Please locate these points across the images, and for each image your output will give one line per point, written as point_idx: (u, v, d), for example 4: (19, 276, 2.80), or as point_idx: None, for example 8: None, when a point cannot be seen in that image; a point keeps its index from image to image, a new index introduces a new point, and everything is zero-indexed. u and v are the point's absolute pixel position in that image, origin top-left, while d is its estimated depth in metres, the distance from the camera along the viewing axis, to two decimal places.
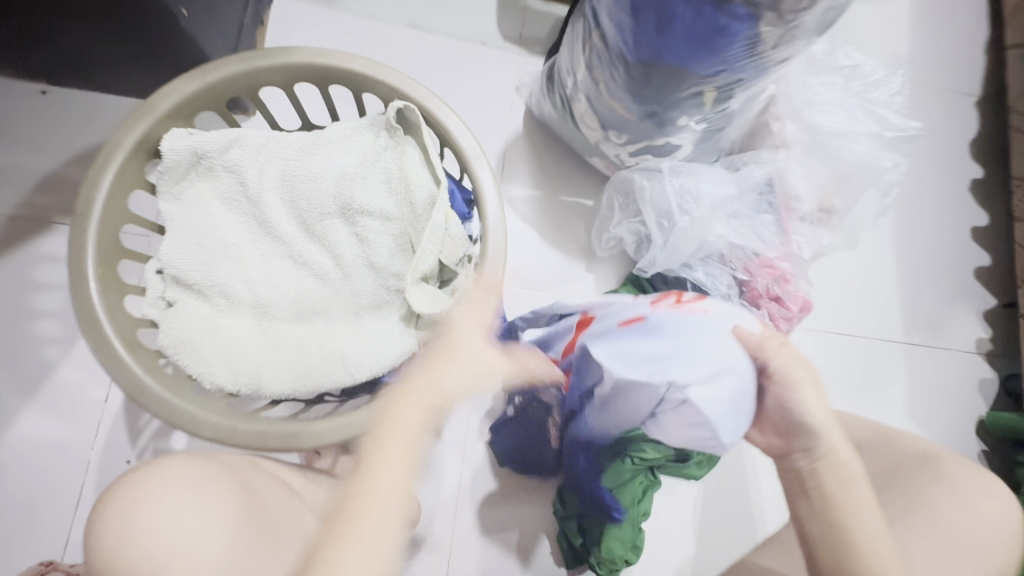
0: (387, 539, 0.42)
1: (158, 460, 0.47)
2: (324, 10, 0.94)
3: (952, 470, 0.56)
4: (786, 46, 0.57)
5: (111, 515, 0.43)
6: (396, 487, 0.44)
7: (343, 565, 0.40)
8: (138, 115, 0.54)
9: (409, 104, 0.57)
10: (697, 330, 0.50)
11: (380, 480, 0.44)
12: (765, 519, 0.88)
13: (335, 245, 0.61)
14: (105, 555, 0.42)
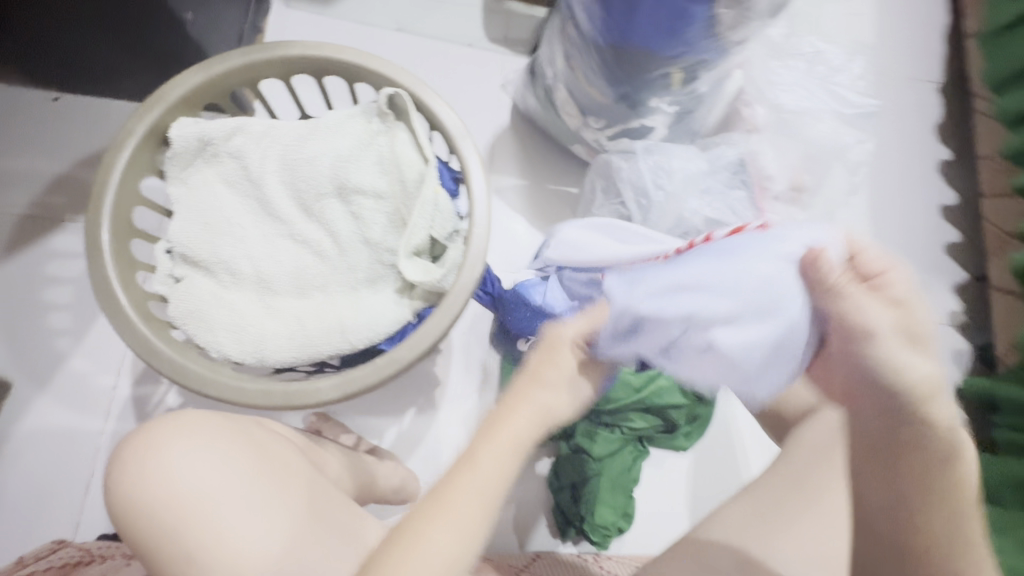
0: (471, 531, 0.43)
1: (169, 414, 0.49)
2: (318, 17, 1.00)
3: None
4: (741, 29, 0.62)
5: (129, 461, 0.46)
6: (492, 489, 0.45)
7: (432, 543, 0.42)
8: (149, 105, 0.58)
9: (399, 90, 0.62)
10: (740, 259, 0.44)
11: (486, 468, 0.45)
12: (749, 464, 0.90)
13: (332, 224, 0.65)
14: (124, 496, 0.45)
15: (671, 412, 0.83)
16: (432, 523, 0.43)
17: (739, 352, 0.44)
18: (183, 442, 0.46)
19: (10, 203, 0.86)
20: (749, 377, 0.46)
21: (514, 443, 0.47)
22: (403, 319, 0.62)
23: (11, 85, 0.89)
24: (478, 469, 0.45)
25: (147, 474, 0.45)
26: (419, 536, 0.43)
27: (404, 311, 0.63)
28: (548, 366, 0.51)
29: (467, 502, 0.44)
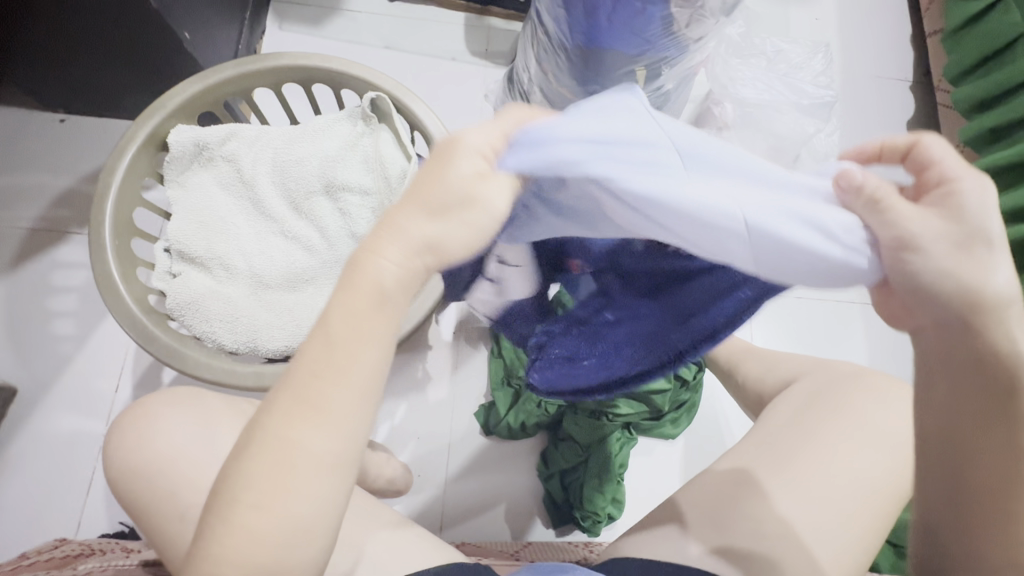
0: (352, 418, 0.33)
1: (169, 390, 0.53)
2: (311, 38, 1.06)
3: (879, 382, 0.58)
4: (698, 26, 0.67)
5: (133, 430, 0.50)
6: (369, 366, 0.34)
7: (301, 435, 0.32)
8: (148, 113, 0.63)
9: (381, 94, 0.66)
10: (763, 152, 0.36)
11: (352, 361, 0.33)
12: (731, 427, 0.93)
13: (321, 220, 0.69)
14: (129, 462, 0.49)
15: (655, 398, 0.82)
16: (293, 425, 0.33)
17: (755, 213, 0.31)
18: (183, 412, 0.50)
19: (20, 218, 0.90)
20: (755, 246, 0.31)
21: (381, 325, 0.34)
22: None
23: (23, 109, 0.95)
24: (341, 362, 0.33)
25: (153, 441, 0.49)
26: (281, 445, 0.32)
27: None
28: (435, 185, 0.33)
29: (335, 400, 0.33)
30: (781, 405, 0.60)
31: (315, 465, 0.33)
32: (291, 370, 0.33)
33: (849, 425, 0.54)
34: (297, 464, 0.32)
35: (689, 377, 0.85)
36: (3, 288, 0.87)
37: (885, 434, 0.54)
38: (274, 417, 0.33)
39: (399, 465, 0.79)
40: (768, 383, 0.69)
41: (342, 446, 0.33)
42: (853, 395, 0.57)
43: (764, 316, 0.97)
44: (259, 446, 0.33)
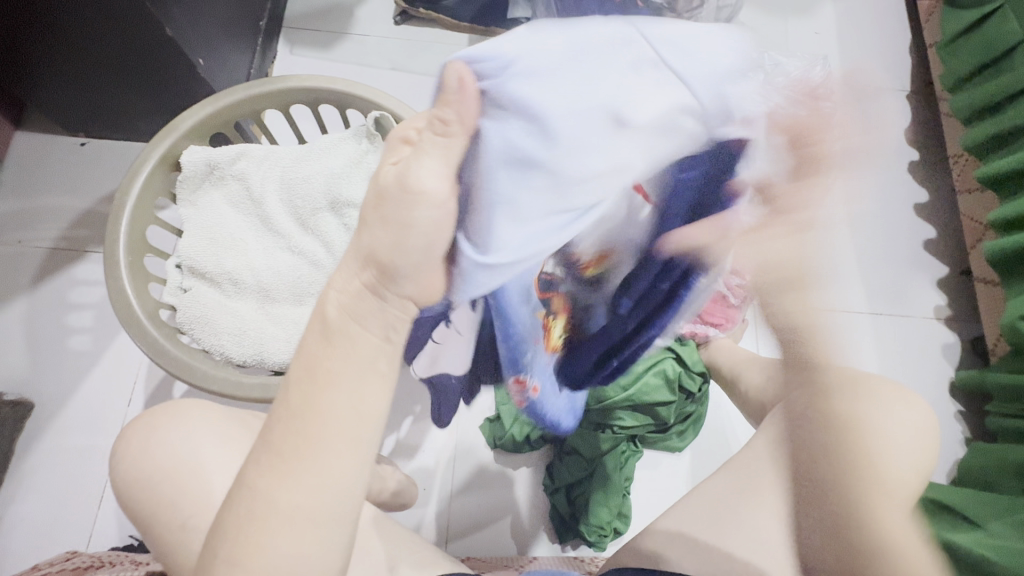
0: (336, 470, 0.35)
1: (175, 401, 0.54)
2: (320, 62, 1.10)
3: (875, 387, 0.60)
4: None
5: (141, 442, 0.51)
6: (347, 416, 0.35)
7: (282, 492, 0.34)
8: (163, 135, 0.65)
9: (385, 113, 0.69)
10: None
11: (321, 399, 0.35)
12: (736, 433, 0.92)
13: (327, 235, 0.71)
14: (137, 472, 0.50)
15: (660, 409, 0.83)
16: (274, 482, 0.34)
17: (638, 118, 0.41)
18: (190, 424, 0.52)
19: (41, 237, 0.94)
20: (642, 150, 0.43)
21: (344, 364, 0.36)
22: None
23: (47, 134, 0.99)
24: (311, 402, 0.35)
25: (160, 451, 0.50)
26: (260, 499, 0.34)
27: None
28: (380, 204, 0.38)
29: (314, 453, 0.35)
30: (783, 411, 0.62)
31: (306, 498, 0.34)
32: (264, 422, 0.36)
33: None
34: (285, 497, 0.34)
35: (694, 389, 0.84)
36: (23, 305, 0.90)
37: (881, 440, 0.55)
38: (260, 458, 0.35)
39: (404, 478, 0.79)
40: (768, 392, 0.69)
41: (326, 497, 0.35)
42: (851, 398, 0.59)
43: (767, 326, 0.97)
44: (248, 486, 0.35)
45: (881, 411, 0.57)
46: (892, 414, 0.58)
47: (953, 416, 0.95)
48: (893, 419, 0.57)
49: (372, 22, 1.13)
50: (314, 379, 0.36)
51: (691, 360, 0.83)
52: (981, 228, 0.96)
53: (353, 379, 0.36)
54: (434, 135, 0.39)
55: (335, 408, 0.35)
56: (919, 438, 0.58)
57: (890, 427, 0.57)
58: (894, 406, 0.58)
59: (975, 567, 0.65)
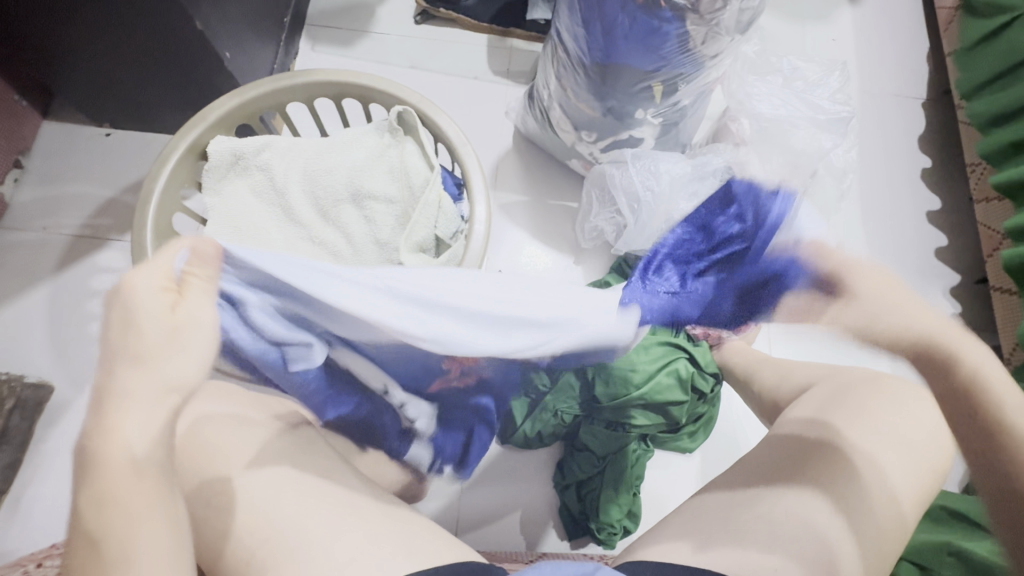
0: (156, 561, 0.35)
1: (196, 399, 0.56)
2: (341, 59, 1.11)
3: (893, 386, 0.61)
4: (713, 43, 0.69)
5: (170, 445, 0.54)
6: (136, 512, 0.35)
7: None
8: (191, 124, 0.66)
9: (408, 107, 0.70)
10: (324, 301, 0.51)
11: (121, 388, 0.36)
12: (747, 435, 0.92)
13: (347, 226, 0.72)
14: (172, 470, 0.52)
15: (671, 409, 0.81)
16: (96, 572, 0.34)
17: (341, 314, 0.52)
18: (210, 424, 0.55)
19: (65, 225, 0.96)
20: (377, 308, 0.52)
21: (158, 372, 0.37)
22: None
23: (73, 124, 1.01)
24: (116, 391, 0.36)
25: None
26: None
27: None
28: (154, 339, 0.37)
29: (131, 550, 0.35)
30: (799, 408, 0.63)
31: (136, 470, 0.36)
32: (73, 526, 0.35)
33: (864, 426, 0.57)
34: (117, 474, 0.35)
35: (707, 389, 0.83)
36: (46, 290, 0.92)
37: (897, 438, 0.56)
38: (89, 438, 0.36)
39: None
40: (781, 395, 0.70)
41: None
42: (866, 397, 0.60)
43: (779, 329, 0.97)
44: (85, 463, 0.35)
45: (899, 411, 0.58)
46: (909, 414, 0.58)
47: None
48: (912, 418, 0.58)
49: (393, 21, 1.14)
50: (94, 486, 0.35)
51: (703, 361, 0.83)
52: (997, 237, 0.96)
53: (126, 408, 0.36)
54: (207, 281, 0.42)
55: (115, 422, 0.36)
56: (940, 440, 0.58)
57: (909, 427, 0.57)
58: (914, 406, 0.59)
59: None
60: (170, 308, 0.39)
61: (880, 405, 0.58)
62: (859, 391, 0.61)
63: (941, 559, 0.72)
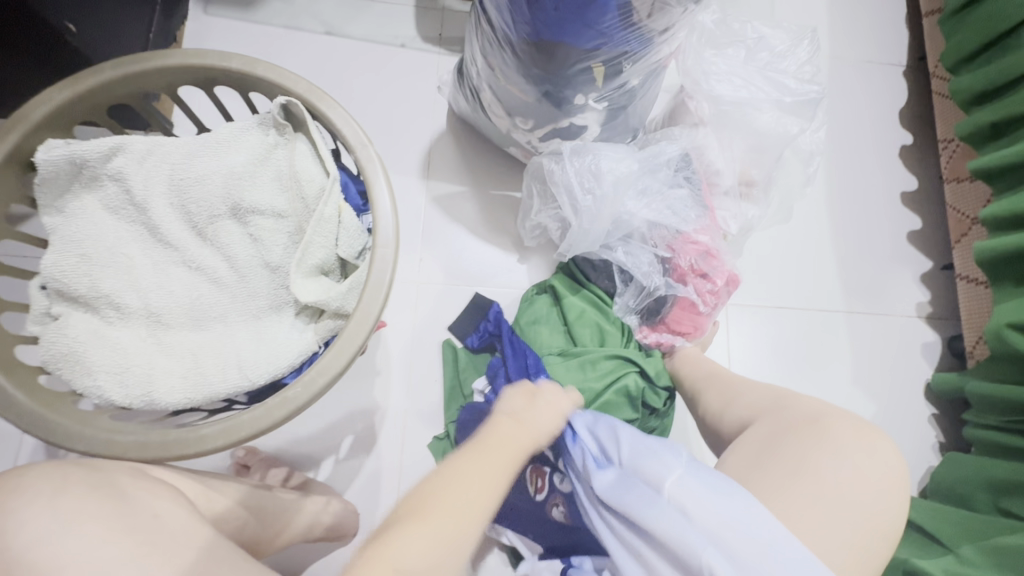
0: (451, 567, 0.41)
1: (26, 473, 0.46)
2: (241, 24, 0.94)
3: (835, 431, 0.54)
4: (662, 15, 0.57)
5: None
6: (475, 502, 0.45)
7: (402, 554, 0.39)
8: (8, 127, 0.52)
9: (292, 99, 0.57)
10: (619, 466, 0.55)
11: (510, 442, 0.52)
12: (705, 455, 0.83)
13: (228, 247, 0.59)
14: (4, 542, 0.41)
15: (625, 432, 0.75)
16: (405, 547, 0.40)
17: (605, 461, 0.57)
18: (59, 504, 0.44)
19: None
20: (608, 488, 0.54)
21: (516, 447, 0.52)
22: (308, 350, 0.58)
23: None
24: (504, 441, 0.52)
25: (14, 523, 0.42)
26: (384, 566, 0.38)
27: (309, 340, 0.58)
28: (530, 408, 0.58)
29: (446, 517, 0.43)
30: (733, 459, 0.57)
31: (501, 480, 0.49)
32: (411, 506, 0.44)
33: (805, 489, 0.50)
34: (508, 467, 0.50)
35: (658, 404, 0.76)
36: None
37: (847, 493, 0.50)
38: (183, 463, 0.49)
39: (341, 507, 0.74)
40: (726, 422, 0.66)
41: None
42: (808, 449, 0.53)
43: (737, 328, 0.91)
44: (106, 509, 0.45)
45: (843, 463, 0.51)
46: (855, 460, 0.52)
47: (929, 420, 0.91)
48: (861, 473, 0.51)
49: None
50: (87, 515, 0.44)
51: (655, 372, 0.77)
52: (968, 222, 0.91)
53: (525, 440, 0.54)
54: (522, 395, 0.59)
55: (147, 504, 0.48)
56: (889, 493, 0.51)
57: (855, 476, 0.51)
58: (860, 456, 0.52)
59: None
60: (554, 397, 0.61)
61: (822, 458, 0.52)
62: (798, 435, 0.55)
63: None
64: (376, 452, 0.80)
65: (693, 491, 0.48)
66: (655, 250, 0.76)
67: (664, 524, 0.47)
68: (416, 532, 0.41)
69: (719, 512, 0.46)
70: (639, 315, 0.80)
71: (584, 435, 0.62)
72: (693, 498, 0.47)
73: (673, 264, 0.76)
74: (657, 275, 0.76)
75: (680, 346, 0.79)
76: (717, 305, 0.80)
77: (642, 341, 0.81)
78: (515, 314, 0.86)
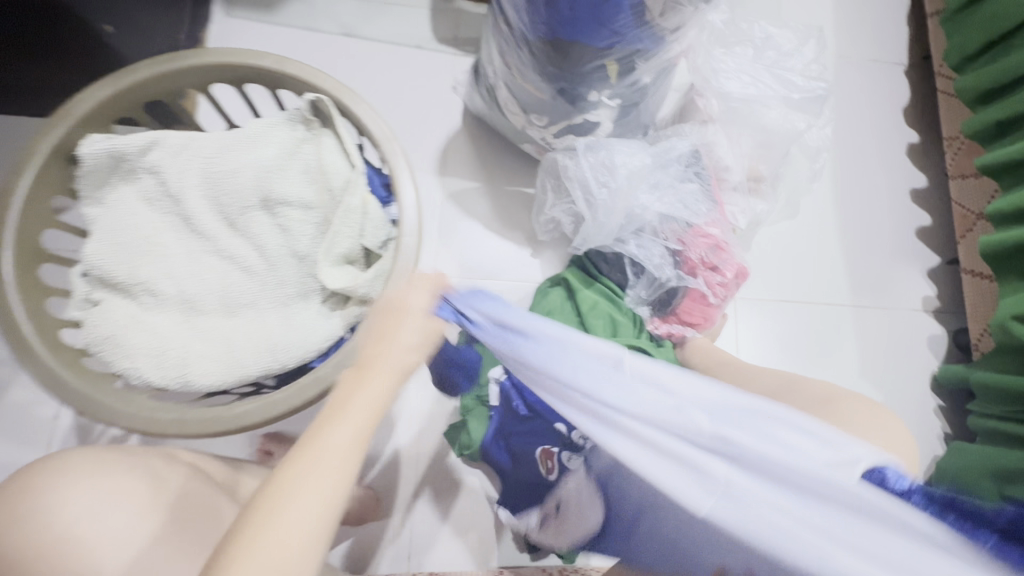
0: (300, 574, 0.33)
1: (57, 457, 0.47)
2: (263, 26, 0.97)
3: (848, 412, 0.56)
4: (674, 14, 0.59)
5: (28, 488, 0.44)
6: (317, 490, 0.35)
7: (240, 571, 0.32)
8: (54, 122, 0.55)
9: (321, 95, 0.59)
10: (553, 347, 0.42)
11: (369, 393, 0.40)
12: None
13: (259, 236, 0.62)
14: (41, 525, 0.42)
15: None
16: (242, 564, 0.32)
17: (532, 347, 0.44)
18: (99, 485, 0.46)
19: None
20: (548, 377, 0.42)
21: (376, 399, 0.40)
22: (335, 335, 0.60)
23: None
24: (361, 393, 0.40)
25: (53, 507, 0.43)
26: None
27: (337, 326, 0.61)
28: (390, 334, 0.43)
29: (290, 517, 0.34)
30: None
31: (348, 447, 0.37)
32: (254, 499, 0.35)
33: None
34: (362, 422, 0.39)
35: None
36: None
37: None
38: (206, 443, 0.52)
39: (362, 492, 0.76)
40: None
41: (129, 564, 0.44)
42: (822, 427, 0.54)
43: (746, 320, 0.93)
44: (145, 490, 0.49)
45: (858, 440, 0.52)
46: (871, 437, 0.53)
47: (934, 411, 0.93)
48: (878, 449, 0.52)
49: None
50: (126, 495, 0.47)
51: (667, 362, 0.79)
52: (973, 217, 0.93)
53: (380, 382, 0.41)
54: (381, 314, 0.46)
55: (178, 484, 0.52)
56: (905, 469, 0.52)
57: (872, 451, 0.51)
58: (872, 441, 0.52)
59: None
60: (421, 323, 0.44)
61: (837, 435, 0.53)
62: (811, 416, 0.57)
63: None
64: (394, 439, 0.83)
65: (654, 365, 0.38)
66: (665, 243, 0.78)
67: (650, 401, 0.35)
68: (252, 543, 0.33)
69: (697, 387, 0.36)
70: (651, 306, 0.82)
71: (481, 319, 0.47)
72: (661, 372, 0.37)
73: (684, 257, 0.78)
74: (668, 267, 0.78)
75: (690, 337, 0.82)
76: (727, 297, 0.82)
77: (654, 331, 0.83)
78: (530, 306, 0.88)
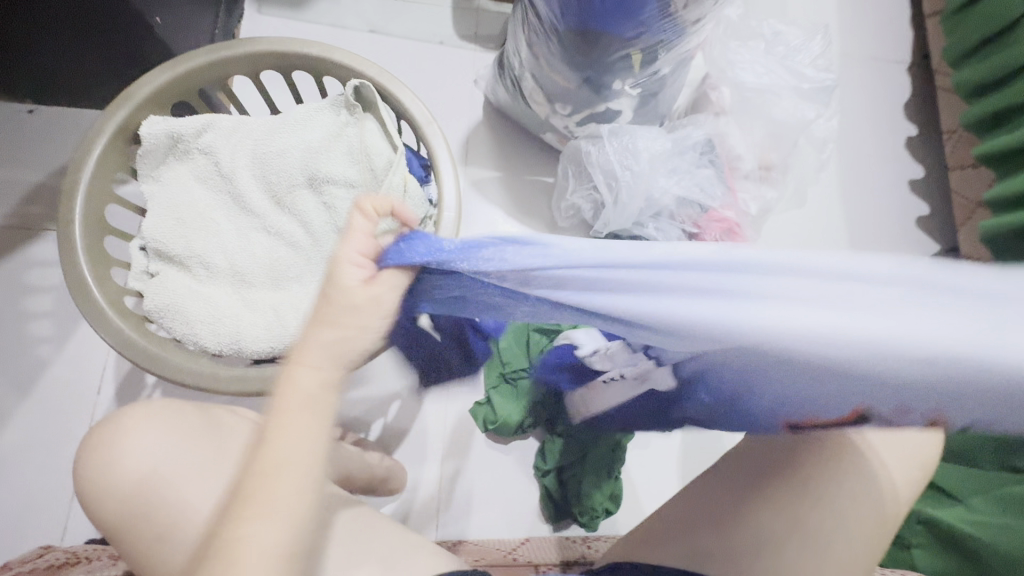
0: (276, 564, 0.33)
1: (133, 407, 0.48)
2: (293, 23, 1.01)
3: None
4: (696, 7, 0.64)
5: (113, 436, 0.46)
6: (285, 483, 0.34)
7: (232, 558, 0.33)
8: (118, 103, 0.59)
9: (365, 80, 0.63)
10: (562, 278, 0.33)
11: (296, 389, 0.36)
12: None
13: (305, 214, 0.66)
14: (132, 470, 0.45)
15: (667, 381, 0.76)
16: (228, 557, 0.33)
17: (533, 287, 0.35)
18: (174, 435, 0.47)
19: None
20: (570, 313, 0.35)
21: (305, 396, 0.36)
22: None
23: None
24: (285, 394, 0.36)
25: (135, 452, 0.45)
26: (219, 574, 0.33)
27: None
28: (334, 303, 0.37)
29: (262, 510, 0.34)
30: None
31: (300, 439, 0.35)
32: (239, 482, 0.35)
33: None
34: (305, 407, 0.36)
35: None
36: None
37: None
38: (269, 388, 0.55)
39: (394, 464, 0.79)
40: None
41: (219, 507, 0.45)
42: None
43: None
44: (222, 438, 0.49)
45: None
46: None
47: None
48: None
49: None
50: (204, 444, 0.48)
51: None
52: (972, 205, 0.97)
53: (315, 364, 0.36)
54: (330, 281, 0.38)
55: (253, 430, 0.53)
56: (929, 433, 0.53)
57: None
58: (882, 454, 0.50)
59: (960, 543, 0.67)
60: (366, 285, 0.37)
61: None
62: None
63: (911, 526, 0.74)
64: (422, 416, 0.86)
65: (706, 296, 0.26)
66: (682, 226, 0.82)
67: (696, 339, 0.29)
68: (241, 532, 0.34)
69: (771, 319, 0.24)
70: None
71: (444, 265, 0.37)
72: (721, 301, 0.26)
73: (700, 239, 0.82)
74: None
75: None
76: None
77: None
78: None
